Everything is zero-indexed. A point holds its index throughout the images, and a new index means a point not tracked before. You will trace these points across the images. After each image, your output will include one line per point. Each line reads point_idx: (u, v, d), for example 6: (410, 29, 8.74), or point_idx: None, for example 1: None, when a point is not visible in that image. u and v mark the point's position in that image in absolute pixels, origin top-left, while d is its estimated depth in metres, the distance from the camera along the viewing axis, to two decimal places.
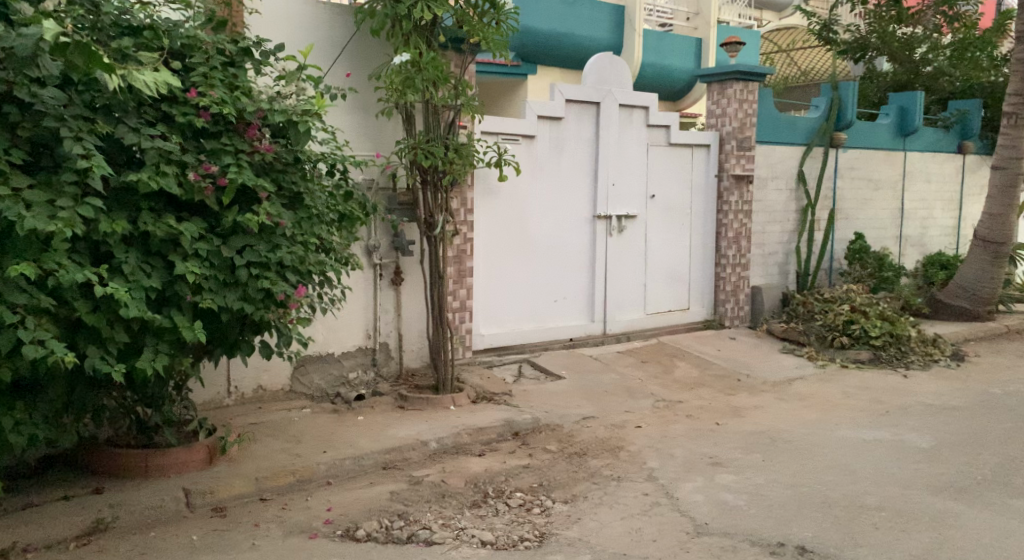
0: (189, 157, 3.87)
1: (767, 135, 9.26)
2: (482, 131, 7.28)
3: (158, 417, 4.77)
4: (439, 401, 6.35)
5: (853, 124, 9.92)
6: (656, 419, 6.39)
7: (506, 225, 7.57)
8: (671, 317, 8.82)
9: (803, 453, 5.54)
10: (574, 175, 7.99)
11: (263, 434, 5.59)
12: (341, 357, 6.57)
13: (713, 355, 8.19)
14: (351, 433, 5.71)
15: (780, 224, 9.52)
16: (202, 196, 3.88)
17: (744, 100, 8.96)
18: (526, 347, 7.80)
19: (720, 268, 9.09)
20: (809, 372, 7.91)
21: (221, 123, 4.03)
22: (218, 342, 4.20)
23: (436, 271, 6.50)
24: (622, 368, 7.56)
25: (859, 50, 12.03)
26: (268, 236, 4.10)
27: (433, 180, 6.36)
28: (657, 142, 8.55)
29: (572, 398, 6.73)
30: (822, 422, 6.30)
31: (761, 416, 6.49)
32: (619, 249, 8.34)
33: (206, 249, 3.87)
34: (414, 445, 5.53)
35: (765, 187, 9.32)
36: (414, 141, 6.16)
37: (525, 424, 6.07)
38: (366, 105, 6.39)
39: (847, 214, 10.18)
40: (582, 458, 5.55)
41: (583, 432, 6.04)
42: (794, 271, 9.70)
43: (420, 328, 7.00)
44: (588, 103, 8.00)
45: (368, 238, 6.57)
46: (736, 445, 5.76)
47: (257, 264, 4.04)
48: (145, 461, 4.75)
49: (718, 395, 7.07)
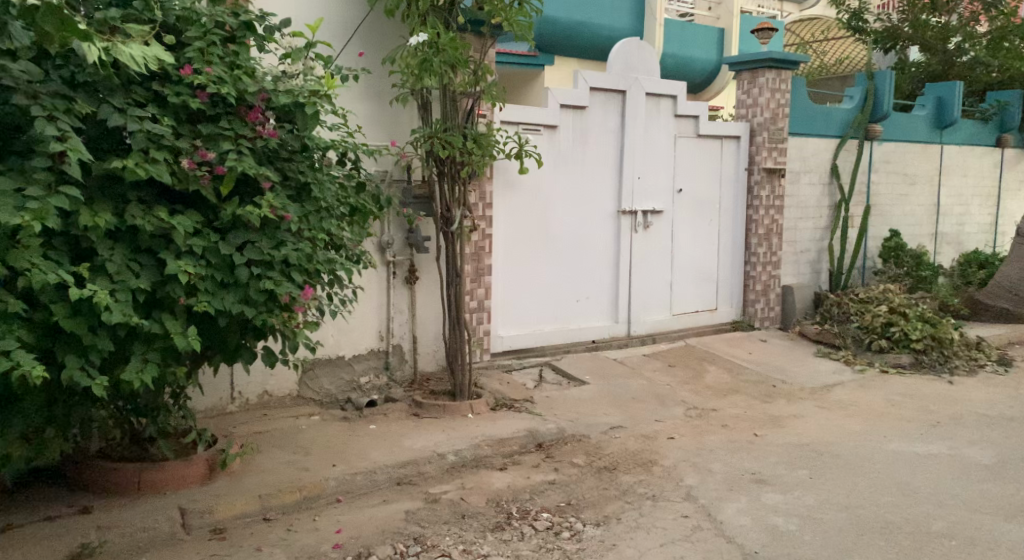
0: (183, 142, 3.45)
1: (799, 127, 8.80)
2: (502, 121, 6.85)
3: (152, 429, 4.36)
4: (456, 409, 5.92)
5: (889, 115, 9.43)
6: (690, 429, 5.95)
7: (527, 220, 7.14)
8: (698, 318, 8.37)
9: (855, 469, 5.10)
10: (598, 167, 7.54)
11: (268, 445, 5.18)
12: (352, 360, 6.16)
13: (746, 359, 7.73)
14: (363, 444, 5.30)
15: (813, 220, 9.06)
16: (198, 186, 3.46)
17: (777, 90, 8.48)
18: (547, 350, 7.36)
19: (750, 266, 8.63)
20: (849, 378, 7.45)
21: (220, 106, 3.60)
22: (218, 348, 3.78)
23: (454, 269, 6.07)
24: (650, 373, 7.12)
25: (889, 40, 11.54)
26: (271, 231, 3.69)
27: (451, 172, 5.93)
28: (685, 133, 8.10)
29: (598, 406, 6.30)
30: (870, 433, 5.85)
31: (803, 426, 6.05)
32: (645, 246, 7.89)
33: (201, 245, 3.45)
34: (430, 458, 5.09)
35: (797, 181, 8.86)
36: (431, 130, 5.75)
37: (550, 434, 5.64)
38: (379, 90, 5.98)
39: (882, 210, 9.70)
40: (614, 473, 5.12)
41: (612, 443, 5.60)
42: (826, 270, 9.23)
43: (435, 330, 6.57)
44: (614, 91, 7.55)
45: (382, 233, 6.16)
46: (780, 459, 5.32)
47: (259, 263, 3.61)
48: (139, 477, 4.35)
49: (754, 403, 6.62)
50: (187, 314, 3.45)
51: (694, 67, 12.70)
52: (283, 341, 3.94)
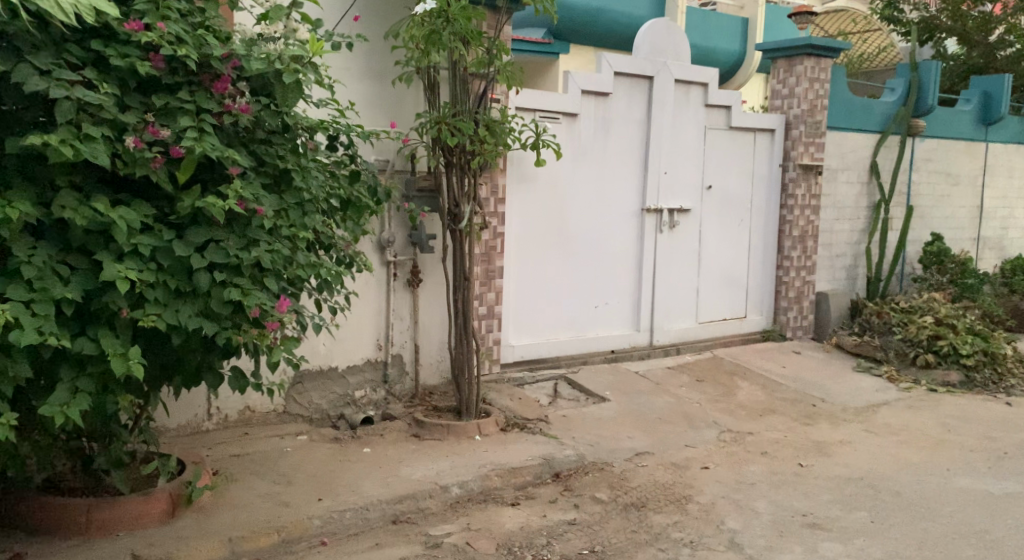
0: (129, 116, 2.78)
1: (838, 121, 8.08)
2: (517, 107, 6.16)
3: (103, 460, 3.67)
4: (461, 430, 5.25)
5: (933, 110, 8.70)
6: (726, 458, 5.26)
7: (541, 216, 6.45)
8: (725, 327, 7.67)
9: (922, 511, 4.44)
10: (621, 160, 6.85)
11: (245, 472, 4.51)
12: (346, 372, 5.48)
13: (780, 374, 7.03)
14: (355, 472, 4.62)
15: (850, 222, 8.35)
16: (147, 170, 2.79)
17: (815, 79, 7.78)
18: (562, 361, 6.66)
19: (782, 271, 7.93)
20: (895, 397, 6.76)
21: (180, 73, 2.94)
22: (175, 369, 3.11)
23: (462, 272, 5.40)
24: (676, 389, 6.43)
25: (926, 32, 10.70)
26: (240, 228, 3.02)
27: (460, 162, 5.23)
28: (717, 124, 7.41)
29: (621, 427, 5.62)
30: (930, 465, 5.17)
31: (852, 454, 5.37)
32: (670, 248, 7.20)
33: (150, 245, 2.78)
34: (431, 492, 4.42)
35: (834, 179, 8.15)
36: (438, 114, 5.06)
37: (568, 462, 4.95)
38: (380, 68, 5.30)
39: (923, 212, 8.97)
40: (643, 512, 4.46)
41: (638, 474, 4.92)
42: (863, 275, 8.53)
43: (439, 338, 5.89)
44: (641, 76, 6.85)
45: (381, 230, 5.48)
46: (833, 498, 4.63)
47: (224, 267, 2.94)
48: (86, 516, 3.68)
49: (794, 426, 5.94)
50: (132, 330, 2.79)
51: (717, 59, 11.97)
52: (255, 361, 3.27)
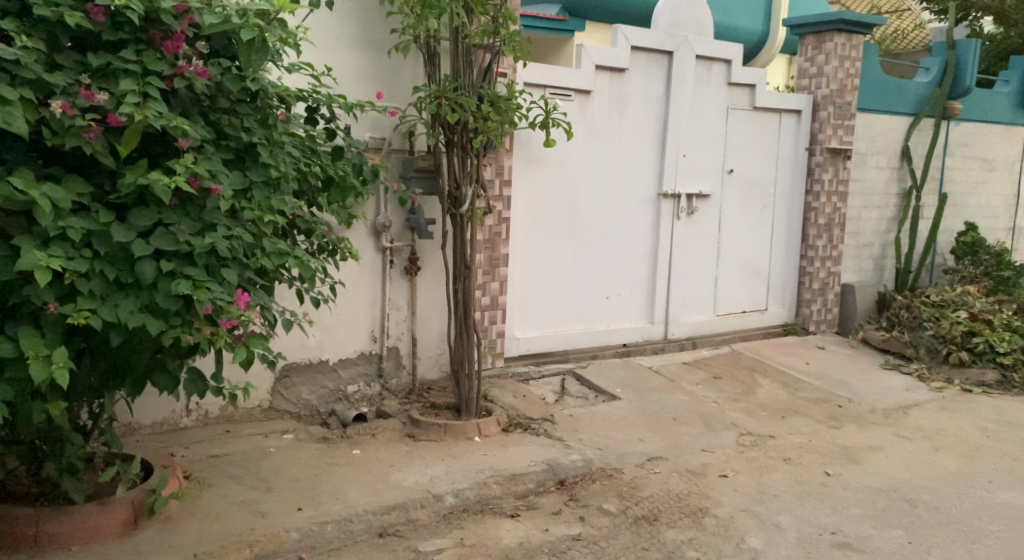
0: (59, 77, 2.43)
1: (869, 102, 7.57)
2: (524, 82, 5.71)
3: (52, 468, 3.30)
4: (460, 431, 4.85)
5: (970, 92, 8.16)
6: (746, 464, 4.85)
7: (550, 199, 6.03)
8: (745, 320, 7.25)
9: (965, 530, 4.02)
10: (637, 140, 6.40)
11: (221, 476, 4.14)
12: (338, 366, 5.10)
13: (803, 371, 6.59)
14: (341, 477, 4.24)
15: (879, 210, 7.86)
16: (79, 141, 2.44)
17: (846, 57, 7.29)
18: (570, 356, 6.25)
19: (806, 261, 7.47)
20: (927, 397, 6.30)
21: (124, 28, 2.55)
22: (122, 371, 2.76)
23: (463, 259, 4.98)
24: (692, 387, 6.00)
25: (960, 11, 10.12)
26: (195, 211, 2.65)
27: (462, 141, 4.82)
28: (740, 104, 6.95)
29: (632, 428, 5.21)
30: (970, 476, 4.74)
31: (884, 461, 4.94)
32: (687, 235, 6.76)
33: (82, 228, 2.43)
34: (423, 501, 4.04)
35: (863, 164, 7.67)
36: (438, 88, 4.64)
37: (573, 469, 4.54)
38: (375, 36, 4.87)
39: (956, 200, 8.47)
40: (655, 527, 4.06)
41: (650, 482, 4.51)
42: (891, 266, 8.05)
43: (438, 330, 5.49)
44: (660, 51, 6.39)
45: (376, 213, 5.08)
46: (864, 512, 4.20)
47: (174, 255, 2.58)
48: (33, 530, 3.33)
49: (819, 429, 5.51)
50: (61, 327, 2.46)
51: (742, 37, 11.42)
52: (218, 362, 2.89)
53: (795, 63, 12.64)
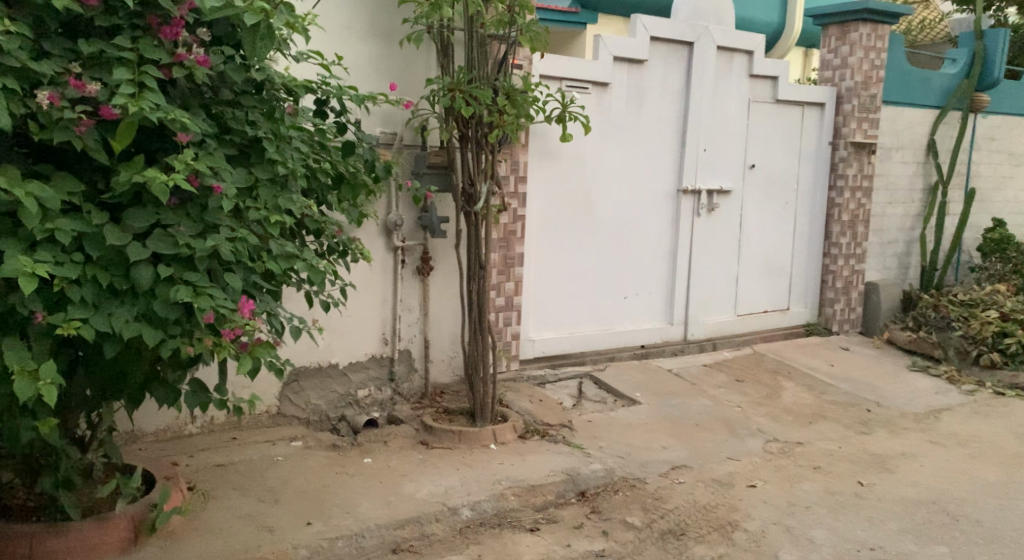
0: (47, 66, 2.27)
1: (895, 94, 7.33)
2: (541, 74, 5.50)
3: (47, 482, 3.11)
4: (475, 438, 4.65)
5: (998, 84, 7.92)
6: (774, 474, 4.63)
7: (567, 196, 5.82)
8: (766, 320, 7.02)
9: (1011, 547, 3.81)
10: (657, 135, 6.19)
11: (226, 487, 3.94)
12: (348, 370, 4.90)
13: (828, 374, 6.37)
14: (352, 488, 4.04)
15: (904, 206, 7.63)
16: (69, 136, 2.28)
17: (871, 48, 7.04)
18: (587, 358, 6.04)
19: (829, 259, 7.23)
20: (959, 401, 6.08)
21: (118, 13, 2.37)
22: (118, 383, 2.60)
23: (478, 259, 4.77)
24: (715, 391, 5.78)
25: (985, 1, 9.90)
26: (196, 211, 2.47)
27: (476, 136, 4.60)
28: (762, 97, 6.72)
29: (654, 435, 5.00)
30: (1010, 486, 4.52)
31: (919, 470, 4.72)
32: (708, 233, 6.54)
33: (72, 230, 2.27)
34: (438, 515, 3.84)
35: (888, 159, 7.43)
36: (452, 81, 4.45)
37: (594, 479, 4.34)
38: (385, 26, 4.67)
39: (984, 195, 8.22)
40: (682, 543, 3.86)
41: (676, 493, 4.31)
42: (916, 264, 7.81)
43: (452, 332, 5.28)
44: (680, 42, 6.17)
45: (387, 211, 4.88)
46: (902, 527, 4.00)
47: (173, 259, 2.41)
48: (28, 548, 3.14)
49: (848, 435, 5.29)
50: (51, 337, 2.32)
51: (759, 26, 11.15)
52: (221, 372, 2.70)
53: (817, 53, 12.31)
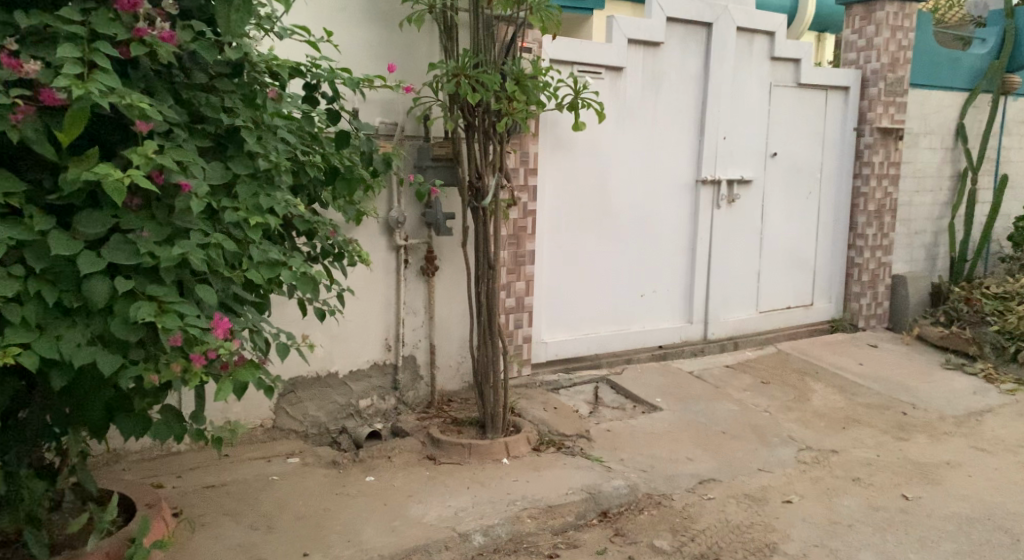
0: None
1: (922, 77, 6.95)
2: (551, 59, 5.13)
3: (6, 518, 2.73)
4: (486, 451, 4.29)
5: None
6: (811, 487, 4.28)
7: (582, 188, 5.46)
8: (790, 317, 6.66)
9: None
10: (675, 122, 5.81)
11: (216, 513, 3.60)
12: (348, 379, 4.56)
13: (857, 374, 6.00)
14: (354, 512, 3.69)
15: (931, 195, 7.25)
16: (4, 125, 1.97)
17: (898, 28, 6.64)
18: (603, 360, 5.68)
19: (854, 252, 6.85)
20: (999, 401, 5.71)
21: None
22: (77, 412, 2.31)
23: (486, 257, 4.40)
24: (740, 395, 5.43)
25: None
26: (163, 214, 2.16)
27: (483, 125, 4.22)
28: (783, 81, 6.34)
29: (678, 445, 4.65)
30: None
31: (967, 481, 4.38)
32: (729, 225, 6.17)
33: (9, 237, 1.99)
34: (449, 542, 3.49)
35: (915, 144, 7.05)
36: (457, 65, 4.07)
37: (617, 497, 3.98)
38: (381, 9, 4.31)
39: (1014, 182, 7.83)
40: None
41: (706, 510, 3.95)
42: (945, 255, 7.42)
43: (461, 336, 4.92)
44: (698, 23, 5.78)
45: (388, 207, 4.53)
46: (957, 548, 3.66)
47: (133, 270, 2.10)
48: None
49: (885, 441, 4.94)
50: None
51: (787, 11, 10.74)
52: (198, 399, 2.37)
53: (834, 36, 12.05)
